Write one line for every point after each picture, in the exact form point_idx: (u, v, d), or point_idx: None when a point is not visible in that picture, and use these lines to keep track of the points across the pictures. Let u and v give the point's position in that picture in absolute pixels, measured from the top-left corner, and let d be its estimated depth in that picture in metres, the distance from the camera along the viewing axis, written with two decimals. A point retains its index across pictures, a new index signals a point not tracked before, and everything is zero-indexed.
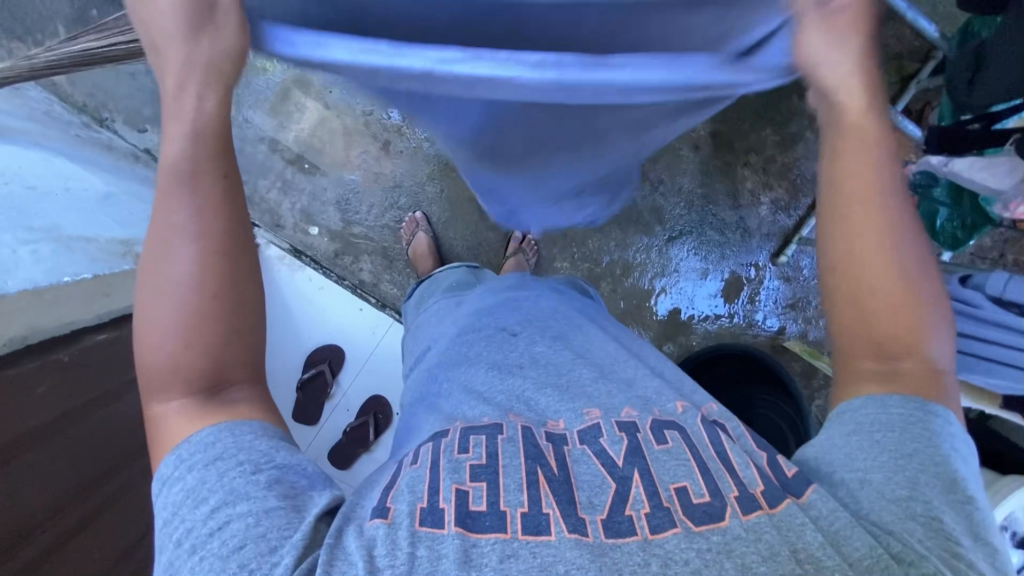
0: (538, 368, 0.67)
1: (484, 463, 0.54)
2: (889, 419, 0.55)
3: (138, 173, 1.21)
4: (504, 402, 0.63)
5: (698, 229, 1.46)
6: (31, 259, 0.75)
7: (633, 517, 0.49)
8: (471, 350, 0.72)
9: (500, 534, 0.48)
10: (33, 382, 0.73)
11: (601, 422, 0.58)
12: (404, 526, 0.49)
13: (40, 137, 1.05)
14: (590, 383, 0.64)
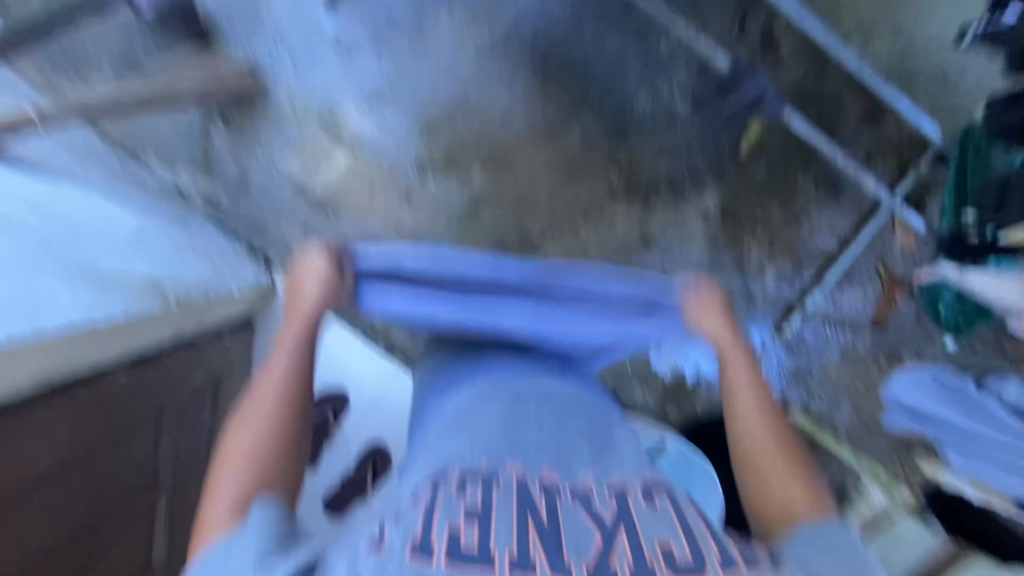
0: (542, 430, 0.69)
1: (478, 508, 0.55)
2: (827, 544, 0.64)
3: (168, 210, 1.25)
4: (502, 455, 0.65)
5: None
6: (66, 299, 0.76)
7: (617, 566, 0.52)
8: (478, 404, 0.74)
9: (488, 568, 0.50)
10: (54, 421, 0.74)
11: (595, 487, 0.61)
12: (397, 554, 0.51)
13: (80, 172, 1.09)
14: (590, 452, 0.66)
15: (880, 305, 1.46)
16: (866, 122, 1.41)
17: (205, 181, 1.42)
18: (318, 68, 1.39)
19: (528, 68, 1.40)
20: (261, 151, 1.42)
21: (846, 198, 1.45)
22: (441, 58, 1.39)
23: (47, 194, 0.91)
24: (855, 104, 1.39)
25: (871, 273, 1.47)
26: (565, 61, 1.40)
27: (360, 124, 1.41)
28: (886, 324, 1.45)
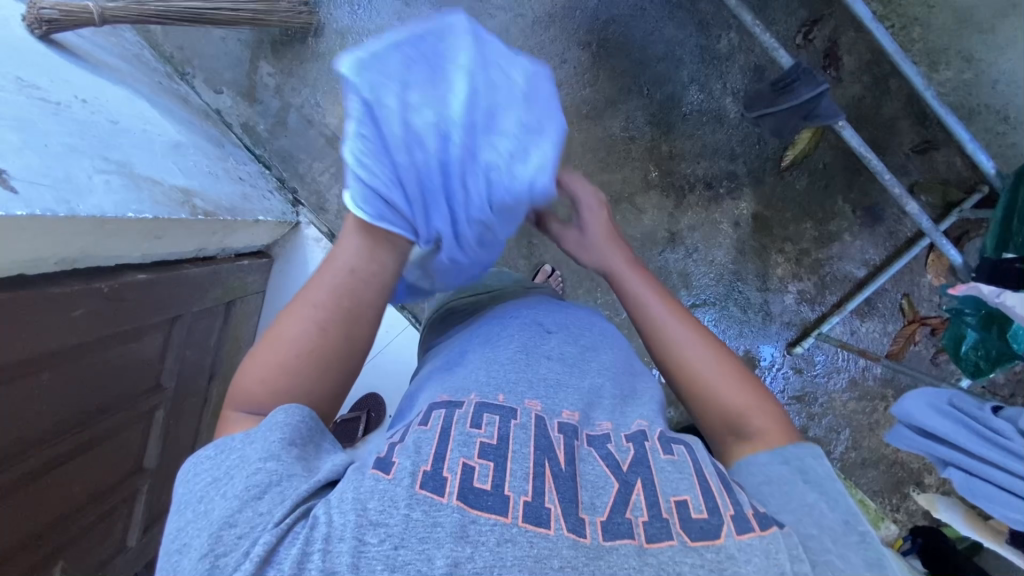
0: (564, 367, 0.67)
1: (495, 444, 0.55)
2: (780, 471, 0.61)
3: (206, 130, 1.26)
4: (516, 385, 0.63)
5: (722, 301, 1.50)
6: (102, 186, 0.76)
7: (631, 522, 0.51)
8: (501, 331, 0.72)
9: (500, 517, 0.49)
10: (71, 304, 0.75)
11: (611, 432, 0.61)
12: (404, 485, 0.50)
13: (128, 75, 1.10)
14: (611, 395, 0.66)
15: (898, 342, 1.48)
16: (914, 153, 1.43)
17: (246, 108, 1.42)
18: (376, 13, 1.38)
19: (582, 45, 1.39)
20: (307, 89, 1.40)
21: (883, 227, 1.44)
22: (500, 22, 1.39)
23: (95, 90, 0.92)
24: (907, 134, 1.42)
25: (894, 306, 1.50)
26: (622, 42, 1.39)
27: None
28: (900, 360, 1.47)
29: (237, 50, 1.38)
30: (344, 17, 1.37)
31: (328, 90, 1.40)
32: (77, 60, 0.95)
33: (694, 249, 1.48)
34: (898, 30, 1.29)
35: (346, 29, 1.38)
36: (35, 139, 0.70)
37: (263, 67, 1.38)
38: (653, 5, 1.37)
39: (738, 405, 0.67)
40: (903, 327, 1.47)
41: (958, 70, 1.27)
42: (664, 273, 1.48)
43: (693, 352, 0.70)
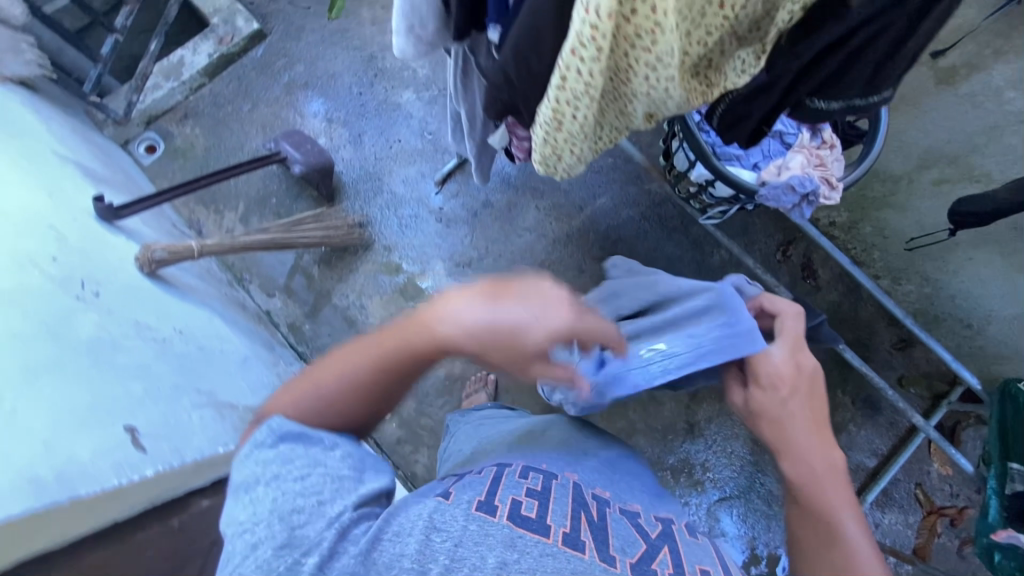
0: (601, 469, 0.77)
1: (539, 489, 0.62)
2: None
3: (260, 334, 1.36)
4: (560, 466, 0.72)
5: (745, 494, 1.50)
6: (199, 423, 0.81)
7: (657, 571, 0.53)
8: (554, 435, 0.84)
9: (544, 537, 0.54)
10: (146, 546, 0.74)
11: (640, 514, 0.65)
12: (462, 506, 0.57)
13: (207, 295, 1.23)
14: (639, 496, 0.73)
15: (921, 534, 1.51)
16: (895, 350, 1.61)
17: (293, 309, 1.54)
18: (419, 230, 1.59)
19: (596, 259, 1.61)
20: (353, 293, 1.55)
21: (883, 417, 1.55)
22: (525, 240, 1.61)
23: (186, 319, 1.02)
24: (885, 333, 1.61)
25: (910, 496, 1.54)
26: (631, 258, 1.61)
27: (442, 282, 1.57)
28: (927, 555, 1.50)
29: (293, 260, 1.55)
30: (392, 234, 1.58)
31: (371, 295, 1.55)
32: (175, 292, 1.07)
33: (713, 441, 1.53)
34: (860, 251, 1.51)
35: (392, 243, 1.58)
36: (153, 386, 0.77)
37: (315, 275, 1.54)
38: (653, 228, 1.63)
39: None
40: (923, 519, 1.52)
41: (917, 285, 1.48)
42: (687, 464, 1.52)
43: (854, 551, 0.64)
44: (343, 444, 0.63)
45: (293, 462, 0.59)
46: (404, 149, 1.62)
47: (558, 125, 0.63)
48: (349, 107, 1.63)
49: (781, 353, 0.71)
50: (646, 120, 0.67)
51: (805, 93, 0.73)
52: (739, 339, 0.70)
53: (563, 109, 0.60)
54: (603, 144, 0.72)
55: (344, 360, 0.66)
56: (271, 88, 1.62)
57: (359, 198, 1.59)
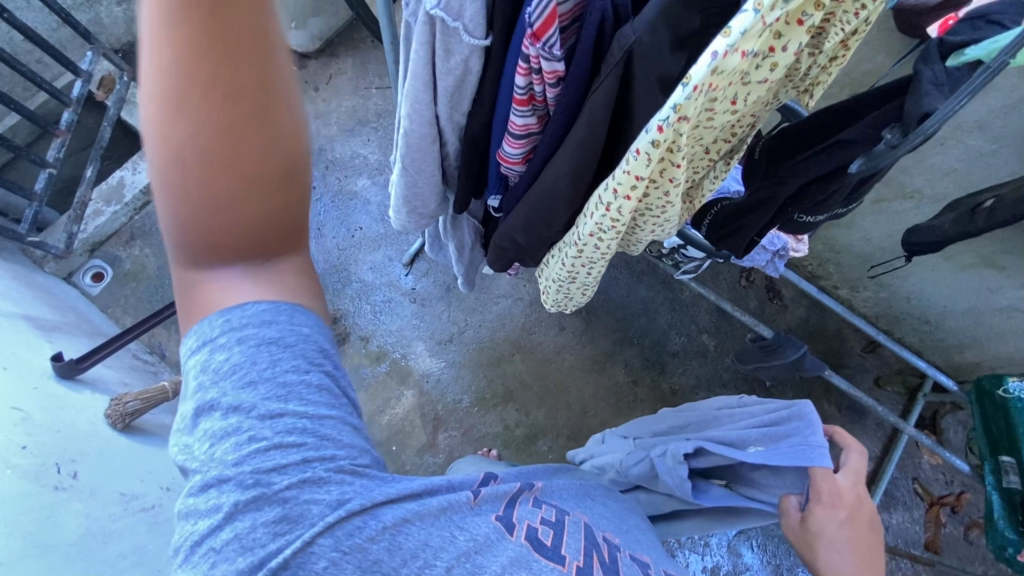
0: (608, 512, 0.74)
1: (553, 518, 0.60)
2: None
3: None
4: (570, 506, 0.68)
5: (760, 522, 1.51)
6: None
7: None
8: (567, 482, 0.77)
9: (559, 565, 0.53)
10: None
11: (653, 567, 0.64)
12: (483, 514, 0.55)
13: None
14: (646, 544, 0.71)
15: (929, 528, 1.55)
16: (866, 353, 1.69)
17: None
18: (395, 314, 1.57)
19: (574, 313, 1.63)
20: None
21: (869, 419, 1.62)
22: (501, 306, 1.61)
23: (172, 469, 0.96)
24: (853, 338, 1.69)
25: (911, 492, 1.59)
26: (606, 307, 1.64)
27: (426, 363, 1.54)
28: (939, 547, 1.54)
29: None
30: (367, 324, 1.55)
31: (355, 390, 1.50)
32: (153, 439, 1.01)
33: None
34: (817, 266, 1.66)
35: (370, 333, 1.55)
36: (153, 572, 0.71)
37: None
38: (623, 274, 1.67)
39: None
40: (927, 512, 1.57)
41: (874, 290, 1.57)
42: None
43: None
44: (319, 362, 0.49)
45: (256, 367, 0.45)
46: (367, 236, 1.61)
47: (572, 281, 0.81)
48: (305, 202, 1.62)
49: (844, 479, 0.72)
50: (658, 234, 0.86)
51: (795, 212, 0.80)
52: (809, 450, 0.72)
53: (579, 271, 0.78)
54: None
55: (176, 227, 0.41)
56: None
57: (328, 292, 1.55)
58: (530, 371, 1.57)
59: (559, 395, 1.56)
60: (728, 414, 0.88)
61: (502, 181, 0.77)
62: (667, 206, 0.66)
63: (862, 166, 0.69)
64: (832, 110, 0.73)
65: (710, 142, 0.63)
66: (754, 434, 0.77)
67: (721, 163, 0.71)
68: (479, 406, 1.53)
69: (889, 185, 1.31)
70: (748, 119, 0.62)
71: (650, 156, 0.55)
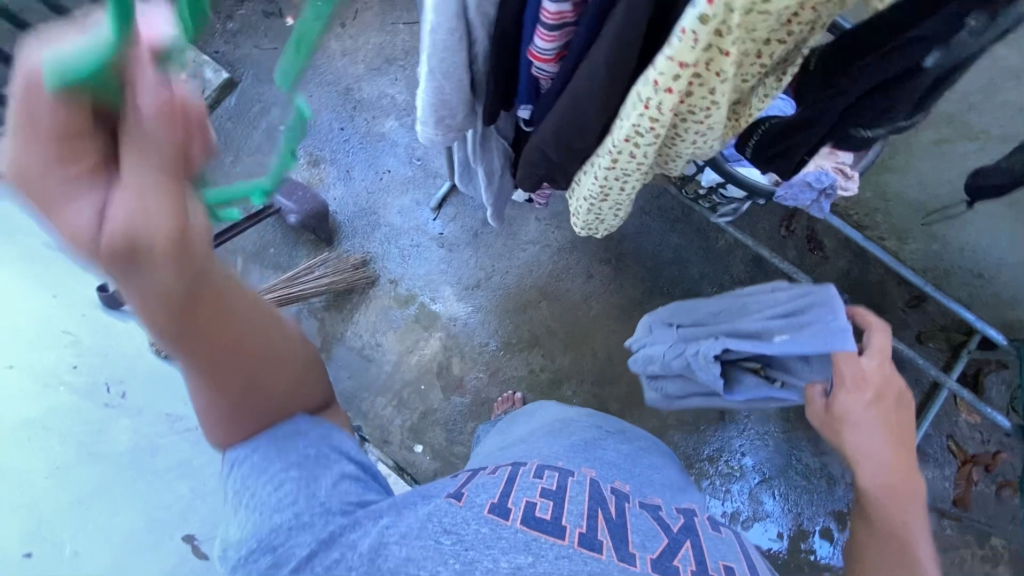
0: (623, 457, 0.78)
1: (554, 489, 0.63)
2: None
3: None
4: (580, 462, 0.72)
5: (783, 472, 1.51)
6: None
7: (679, 567, 0.56)
8: (575, 432, 0.80)
9: (559, 540, 0.56)
10: None
11: (663, 504, 0.68)
12: (474, 510, 0.59)
13: None
14: (658, 483, 0.75)
15: (959, 485, 1.52)
16: (909, 308, 1.61)
17: None
18: (423, 258, 1.57)
19: (603, 261, 1.61)
20: (366, 331, 1.53)
21: (905, 376, 1.57)
22: (530, 253, 1.60)
23: None
24: (896, 293, 1.62)
25: (944, 450, 1.56)
26: (637, 255, 1.61)
27: (454, 308, 1.56)
28: (969, 503, 1.51)
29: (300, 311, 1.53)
30: (396, 267, 1.56)
31: (385, 331, 1.53)
32: None
33: (744, 426, 1.54)
34: (862, 216, 1.53)
35: (398, 277, 1.56)
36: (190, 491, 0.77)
37: (325, 317, 1.53)
38: (655, 221, 1.62)
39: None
40: (958, 469, 1.53)
41: (923, 242, 1.49)
42: (723, 452, 1.53)
43: (915, 547, 0.77)
44: None
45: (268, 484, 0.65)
46: (395, 178, 1.59)
47: (604, 199, 0.79)
48: (334, 143, 1.60)
49: (870, 361, 0.86)
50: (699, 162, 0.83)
51: (851, 125, 0.75)
52: (833, 335, 0.84)
53: (611, 186, 0.76)
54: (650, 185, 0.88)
55: None
56: (250, 138, 1.60)
57: (357, 234, 1.56)
58: (556, 318, 1.57)
59: (585, 342, 1.56)
60: (755, 299, 0.98)
61: (534, 91, 0.75)
62: (711, 107, 0.63)
63: (940, 60, 0.64)
64: (895, 6, 0.64)
65: (762, 38, 0.59)
66: (778, 324, 0.89)
67: (771, 79, 0.68)
68: (504, 350, 1.55)
69: (952, 124, 1.21)
70: (808, 13, 0.57)
71: (697, 34, 0.53)
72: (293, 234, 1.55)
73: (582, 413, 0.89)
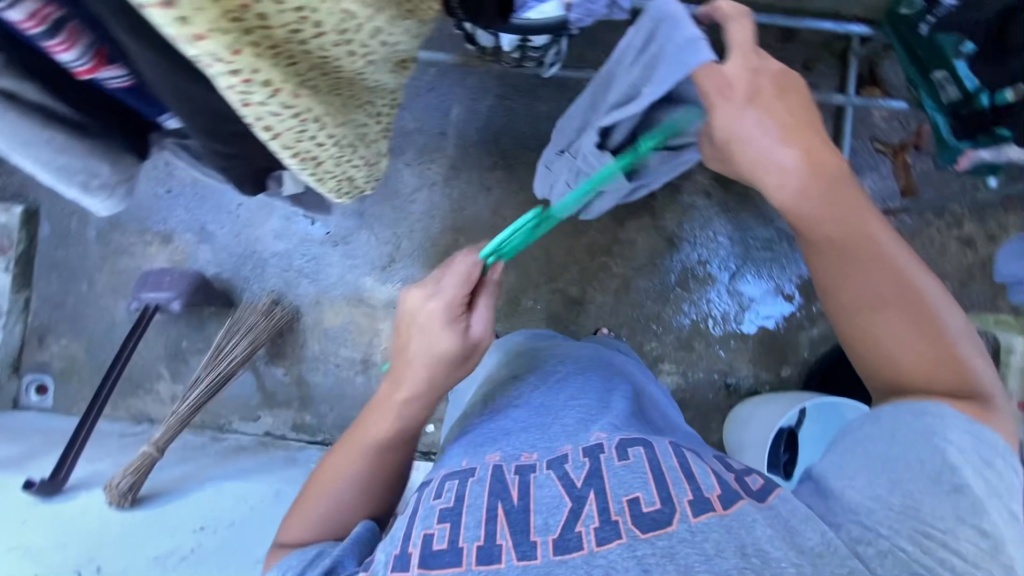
0: (531, 409, 0.77)
1: (450, 505, 0.65)
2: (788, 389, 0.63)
3: (278, 457, 1.33)
4: (488, 447, 0.73)
5: (748, 258, 1.54)
6: None
7: (582, 532, 0.59)
8: (498, 398, 0.81)
9: (456, 567, 0.59)
10: None
11: (569, 451, 0.69)
12: (380, 572, 0.62)
13: (201, 468, 1.18)
14: (573, 422, 0.73)
15: (900, 176, 1.55)
16: (786, 43, 1.56)
17: (287, 414, 1.49)
18: (327, 266, 1.49)
19: (492, 168, 1.52)
20: (320, 361, 1.49)
21: None
22: (420, 201, 1.51)
23: (198, 511, 0.99)
24: (768, 36, 1.55)
25: (875, 154, 1.57)
26: (518, 143, 1.51)
27: (383, 293, 1.49)
28: (915, 187, 1.55)
29: (250, 378, 1.49)
30: (308, 289, 1.49)
31: (337, 351, 1.49)
32: (166, 497, 1.03)
33: (695, 238, 1.54)
34: None
35: (316, 296, 1.49)
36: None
37: (276, 370, 1.48)
38: (518, 101, 1.50)
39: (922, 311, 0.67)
40: (893, 163, 1.55)
41: None
42: (689, 272, 1.55)
43: (895, 255, 0.67)
44: None
45: None
46: (250, 209, 1.47)
47: (343, 163, 0.74)
48: (171, 211, 1.46)
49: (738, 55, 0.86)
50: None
51: None
52: None
53: (342, 156, 0.72)
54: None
55: (340, 479, 0.78)
56: (92, 253, 1.47)
57: (252, 281, 1.47)
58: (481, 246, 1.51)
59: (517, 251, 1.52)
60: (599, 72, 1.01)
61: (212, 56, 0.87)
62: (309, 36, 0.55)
63: None
64: None
65: None
66: None
67: None
68: None
69: None
70: None
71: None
72: (195, 317, 1.47)
73: (535, 348, 0.94)
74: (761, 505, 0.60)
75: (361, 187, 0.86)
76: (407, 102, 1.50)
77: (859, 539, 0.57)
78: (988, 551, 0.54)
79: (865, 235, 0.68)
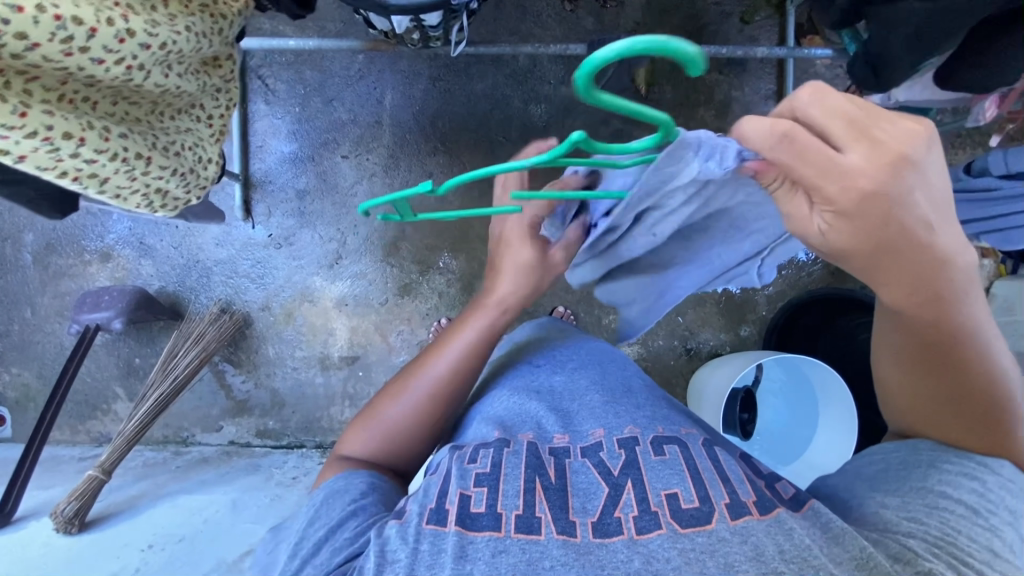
0: (559, 396, 0.73)
1: (488, 471, 0.61)
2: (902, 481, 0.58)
3: (239, 465, 1.33)
4: (520, 425, 0.69)
5: None
6: None
7: (621, 517, 0.55)
8: (517, 389, 0.76)
9: (495, 532, 0.55)
10: None
11: (604, 438, 0.64)
12: (413, 523, 0.57)
13: (157, 485, 1.17)
14: (600, 407, 0.70)
15: None
16: None
17: (249, 421, 1.48)
18: (274, 269, 1.47)
19: (432, 153, 1.47)
20: (277, 365, 1.47)
21: (753, 62, 1.47)
22: (360, 195, 1.47)
23: (151, 528, 1.00)
24: None
25: None
26: (454, 125, 1.46)
27: (334, 291, 1.47)
28: None
29: (206, 387, 1.47)
30: (257, 294, 1.46)
31: (293, 354, 1.47)
32: (114, 519, 1.03)
33: None
34: None
35: (265, 301, 1.47)
36: None
37: (235, 378, 1.47)
38: (452, 81, 1.45)
39: (977, 394, 0.57)
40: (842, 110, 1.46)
41: None
42: None
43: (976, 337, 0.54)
44: None
45: None
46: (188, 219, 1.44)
47: (147, 176, 0.72)
48: (107, 228, 1.43)
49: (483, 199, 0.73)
50: (209, 73, 0.78)
51: None
52: None
53: (138, 171, 0.71)
54: (215, 127, 0.84)
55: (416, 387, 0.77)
56: (31, 279, 1.43)
57: (199, 292, 1.45)
58: (427, 234, 1.45)
59: None
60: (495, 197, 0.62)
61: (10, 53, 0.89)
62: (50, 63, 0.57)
63: None
64: None
65: None
66: None
67: None
68: (401, 296, 1.47)
69: None
70: None
71: None
72: (143, 332, 1.44)
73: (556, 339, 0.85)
74: (797, 515, 0.55)
75: (184, 201, 0.83)
76: (338, 93, 1.46)
77: (899, 556, 0.51)
78: (988, 560, 0.51)
79: (932, 323, 0.53)
